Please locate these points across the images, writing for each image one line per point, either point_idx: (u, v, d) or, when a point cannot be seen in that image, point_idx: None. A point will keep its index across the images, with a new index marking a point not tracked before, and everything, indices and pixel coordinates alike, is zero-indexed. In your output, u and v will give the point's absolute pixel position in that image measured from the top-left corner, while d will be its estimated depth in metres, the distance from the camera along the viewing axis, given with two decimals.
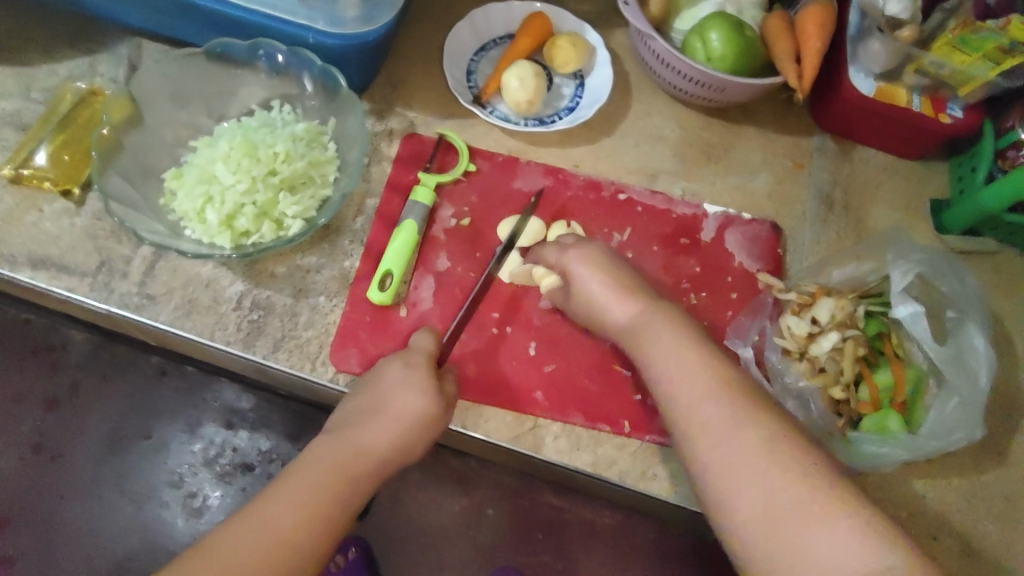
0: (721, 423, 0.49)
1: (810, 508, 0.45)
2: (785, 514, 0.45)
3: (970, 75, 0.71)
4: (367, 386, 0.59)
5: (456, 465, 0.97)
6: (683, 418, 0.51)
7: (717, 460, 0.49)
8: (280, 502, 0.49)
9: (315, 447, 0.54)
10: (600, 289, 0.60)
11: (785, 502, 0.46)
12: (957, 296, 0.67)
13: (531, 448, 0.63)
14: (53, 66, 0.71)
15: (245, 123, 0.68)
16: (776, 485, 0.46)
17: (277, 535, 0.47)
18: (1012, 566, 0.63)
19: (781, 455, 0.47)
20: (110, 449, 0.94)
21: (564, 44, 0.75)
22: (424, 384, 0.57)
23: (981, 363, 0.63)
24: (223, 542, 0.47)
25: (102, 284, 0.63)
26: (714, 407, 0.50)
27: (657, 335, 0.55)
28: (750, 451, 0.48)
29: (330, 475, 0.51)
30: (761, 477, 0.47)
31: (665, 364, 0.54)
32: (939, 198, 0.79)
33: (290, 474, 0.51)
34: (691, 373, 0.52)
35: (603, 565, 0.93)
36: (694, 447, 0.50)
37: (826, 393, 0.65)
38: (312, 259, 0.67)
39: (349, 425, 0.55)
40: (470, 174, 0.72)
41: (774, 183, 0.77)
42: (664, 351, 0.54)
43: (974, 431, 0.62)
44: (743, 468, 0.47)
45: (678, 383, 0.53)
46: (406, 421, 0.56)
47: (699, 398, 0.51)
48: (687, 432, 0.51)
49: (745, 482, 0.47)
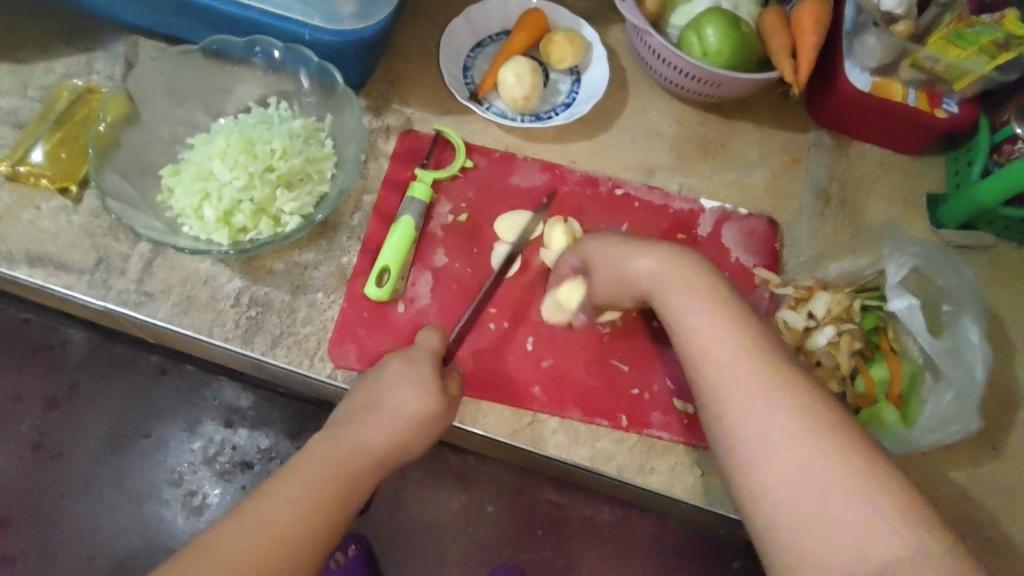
0: (753, 384, 0.47)
1: (845, 480, 0.42)
2: (817, 486, 0.42)
3: (965, 70, 0.71)
4: (367, 382, 0.59)
5: (456, 462, 0.97)
6: (711, 376, 0.49)
7: (747, 424, 0.46)
8: (280, 499, 0.48)
9: (314, 444, 0.53)
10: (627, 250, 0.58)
11: (818, 472, 0.43)
12: (952, 289, 0.67)
13: (529, 442, 0.63)
14: (50, 64, 0.71)
15: (242, 120, 0.68)
16: (809, 454, 0.43)
17: (277, 532, 0.46)
18: (1008, 557, 0.64)
19: (816, 423, 0.44)
20: (110, 447, 0.94)
21: (560, 40, 0.75)
22: (425, 380, 0.58)
23: (976, 355, 0.64)
24: (220, 540, 0.46)
25: (100, 281, 0.64)
26: (749, 365, 0.47)
27: (688, 290, 0.53)
28: (783, 416, 0.45)
29: (331, 472, 0.51)
30: (794, 443, 0.44)
31: (696, 319, 0.51)
32: (935, 192, 0.79)
33: (289, 471, 0.50)
34: (723, 329, 0.50)
35: (602, 561, 0.94)
36: (722, 408, 0.47)
37: (823, 386, 0.66)
38: (309, 256, 0.67)
39: (348, 422, 0.55)
40: (467, 171, 0.73)
41: (770, 178, 0.78)
42: (694, 306, 0.52)
43: (971, 423, 0.62)
44: (774, 433, 0.45)
45: (709, 338, 0.50)
46: (407, 419, 0.56)
47: (733, 355, 0.48)
48: (716, 391, 0.48)
49: (777, 448, 0.44)
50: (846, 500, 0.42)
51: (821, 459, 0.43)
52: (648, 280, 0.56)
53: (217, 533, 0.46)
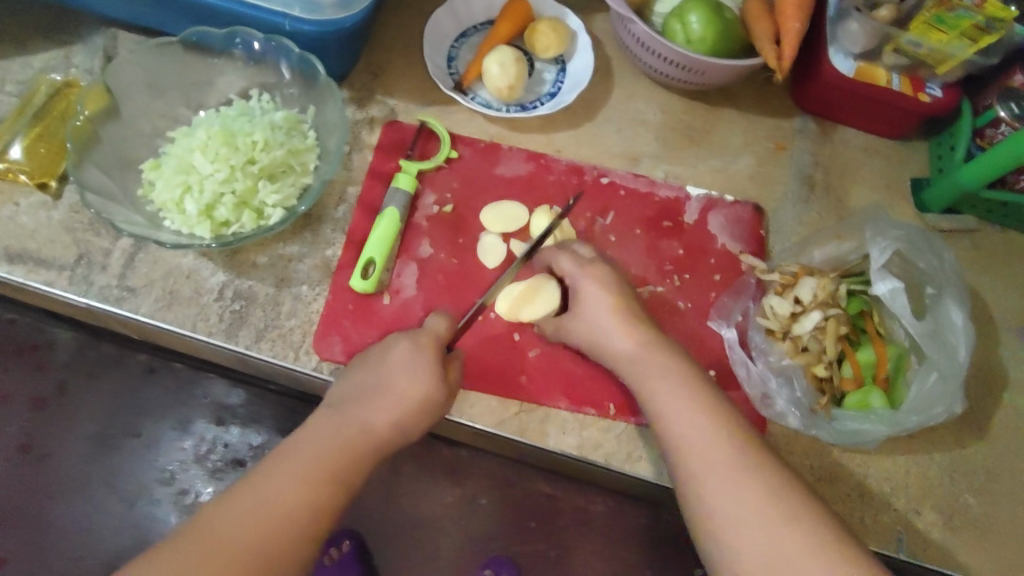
0: (725, 467, 0.51)
1: (809, 555, 0.46)
2: (784, 559, 0.47)
3: (947, 54, 0.72)
4: (372, 362, 0.59)
5: (447, 455, 0.96)
6: (685, 460, 0.52)
7: (724, 503, 0.49)
8: (281, 479, 0.49)
9: (316, 424, 0.54)
10: (609, 321, 0.61)
11: (790, 547, 0.47)
12: (934, 272, 0.68)
13: (516, 432, 0.63)
14: (28, 58, 0.71)
15: (223, 112, 0.67)
16: (776, 534, 0.47)
17: (276, 512, 0.48)
18: (992, 538, 0.65)
19: (784, 501, 0.49)
20: (100, 447, 0.94)
21: (544, 29, 0.75)
22: (429, 365, 0.58)
23: (959, 337, 0.64)
24: (219, 519, 0.47)
25: (81, 277, 0.63)
26: (721, 448, 0.52)
27: (665, 374, 0.57)
28: (753, 497, 0.49)
29: (331, 454, 0.51)
30: (764, 524, 0.48)
31: (673, 406, 0.55)
32: (920, 176, 0.79)
33: (291, 452, 0.51)
34: (696, 413, 0.54)
35: (594, 551, 0.94)
36: (696, 489, 0.51)
37: (809, 371, 0.66)
38: (294, 248, 0.66)
39: (353, 403, 0.56)
40: (452, 161, 0.72)
41: (756, 165, 0.78)
42: (670, 389, 0.56)
43: (953, 405, 0.63)
44: (746, 514, 0.49)
45: (683, 423, 0.54)
46: (409, 405, 0.56)
47: (706, 439, 0.52)
48: (690, 472, 0.52)
49: (746, 529, 0.48)
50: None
51: (788, 538, 0.47)
52: (625, 357, 0.60)
53: (218, 509, 0.48)
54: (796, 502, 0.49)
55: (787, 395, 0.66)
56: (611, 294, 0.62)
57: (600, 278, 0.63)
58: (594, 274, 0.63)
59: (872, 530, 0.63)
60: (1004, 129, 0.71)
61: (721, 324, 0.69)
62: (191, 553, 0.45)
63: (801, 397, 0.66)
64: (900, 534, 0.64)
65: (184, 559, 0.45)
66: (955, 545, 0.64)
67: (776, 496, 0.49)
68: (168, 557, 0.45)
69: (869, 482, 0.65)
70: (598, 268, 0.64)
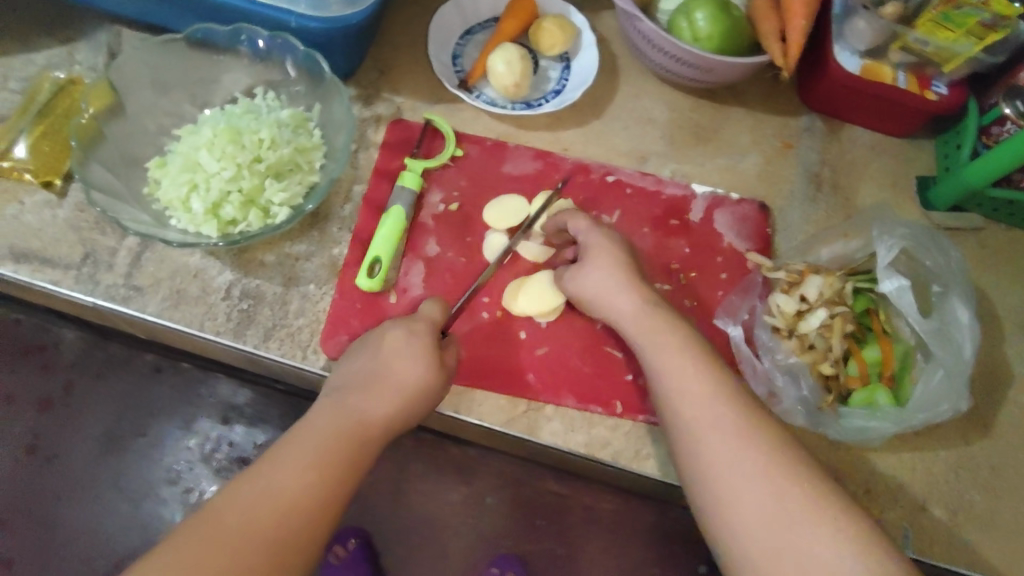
0: (728, 424, 0.51)
1: (817, 522, 0.46)
2: (785, 516, 0.47)
3: (954, 52, 0.71)
4: (371, 348, 0.58)
5: (456, 454, 0.96)
6: (685, 413, 0.52)
7: (724, 458, 0.49)
8: (288, 466, 0.48)
9: (316, 413, 0.53)
10: (616, 289, 0.60)
11: (791, 505, 0.47)
12: (941, 270, 0.68)
13: (525, 431, 0.63)
14: (30, 55, 0.70)
15: (228, 110, 0.66)
16: (774, 489, 0.48)
17: (284, 499, 0.47)
18: (999, 535, 0.65)
19: (785, 460, 0.49)
20: (106, 447, 0.93)
21: (550, 26, 0.75)
22: (428, 352, 0.57)
23: (965, 336, 0.64)
24: (228, 507, 0.46)
25: (88, 277, 0.63)
26: (726, 404, 0.52)
27: (668, 330, 0.57)
28: (755, 454, 0.49)
29: (337, 440, 0.51)
30: (763, 479, 0.48)
31: (672, 363, 0.55)
32: (926, 175, 0.80)
33: (295, 439, 0.50)
34: (697, 371, 0.54)
35: (603, 548, 0.95)
36: (697, 443, 0.51)
37: (815, 369, 0.66)
38: (301, 247, 0.66)
39: (353, 389, 0.55)
40: (458, 159, 0.72)
41: (763, 164, 0.78)
42: (675, 344, 0.56)
43: (959, 403, 0.63)
44: (745, 468, 0.49)
45: (688, 378, 0.54)
46: (409, 391, 0.55)
47: (710, 395, 0.52)
48: (693, 430, 0.52)
49: (745, 482, 0.48)
50: (815, 541, 0.46)
51: (788, 495, 0.47)
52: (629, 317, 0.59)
53: (225, 498, 0.46)
54: (798, 462, 0.49)
55: (794, 392, 0.66)
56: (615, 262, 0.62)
57: (605, 245, 0.63)
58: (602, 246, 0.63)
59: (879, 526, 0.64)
60: (1010, 127, 0.71)
61: (727, 323, 0.69)
62: (198, 544, 0.44)
63: (807, 395, 0.65)
64: (906, 530, 0.64)
65: (190, 550, 0.43)
66: (961, 541, 0.64)
67: (778, 454, 0.49)
68: (175, 548, 0.44)
69: (876, 477, 0.65)
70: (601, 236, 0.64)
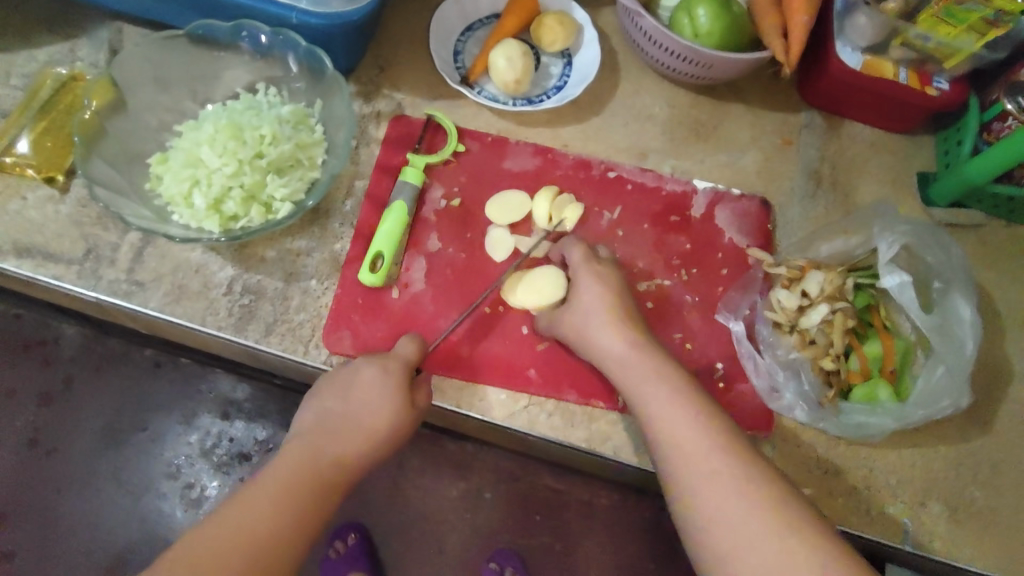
0: (726, 480, 0.50)
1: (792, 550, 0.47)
2: (763, 547, 0.47)
3: (956, 48, 0.71)
4: (339, 388, 0.58)
5: (454, 450, 0.97)
6: (684, 473, 0.52)
7: (706, 491, 0.51)
8: (255, 509, 0.49)
9: (289, 451, 0.54)
10: (614, 329, 0.60)
11: (767, 538, 0.48)
12: (941, 266, 0.68)
13: (525, 426, 0.63)
14: (32, 52, 0.70)
15: (230, 106, 0.67)
16: (778, 547, 0.47)
17: (254, 539, 0.48)
18: (997, 531, 0.65)
19: (783, 515, 0.48)
20: (107, 442, 0.94)
21: (551, 22, 0.75)
22: (396, 391, 0.57)
23: (967, 331, 0.64)
24: (198, 546, 0.47)
25: (90, 272, 0.63)
26: (721, 457, 0.52)
27: (659, 377, 0.57)
28: (752, 507, 0.49)
29: (304, 482, 0.52)
30: (766, 536, 0.48)
31: (651, 395, 0.56)
32: (926, 171, 0.80)
33: (262, 482, 0.51)
34: (677, 404, 0.55)
35: (599, 543, 0.95)
36: (696, 500, 0.51)
37: (816, 365, 0.66)
38: (302, 242, 0.66)
39: (320, 430, 0.55)
40: (459, 155, 0.72)
41: (762, 160, 0.78)
42: (664, 391, 0.56)
43: (960, 398, 0.63)
44: (747, 532, 0.48)
45: (682, 433, 0.53)
46: (375, 430, 0.56)
47: (705, 450, 0.52)
48: (673, 462, 0.53)
49: (752, 541, 0.48)
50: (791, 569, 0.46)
51: (789, 556, 0.47)
52: (613, 348, 0.60)
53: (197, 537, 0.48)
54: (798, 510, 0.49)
55: (794, 386, 0.66)
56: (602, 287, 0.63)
57: (603, 273, 0.64)
58: (593, 274, 0.64)
59: (878, 521, 0.64)
60: (1011, 123, 0.71)
61: (729, 318, 0.69)
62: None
63: (808, 390, 0.66)
64: (905, 525, 0.64)
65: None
66: (960, 537, 0.64)
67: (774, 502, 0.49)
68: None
69: (874, 473, 0.65)
70: (592, 274, 0.64)
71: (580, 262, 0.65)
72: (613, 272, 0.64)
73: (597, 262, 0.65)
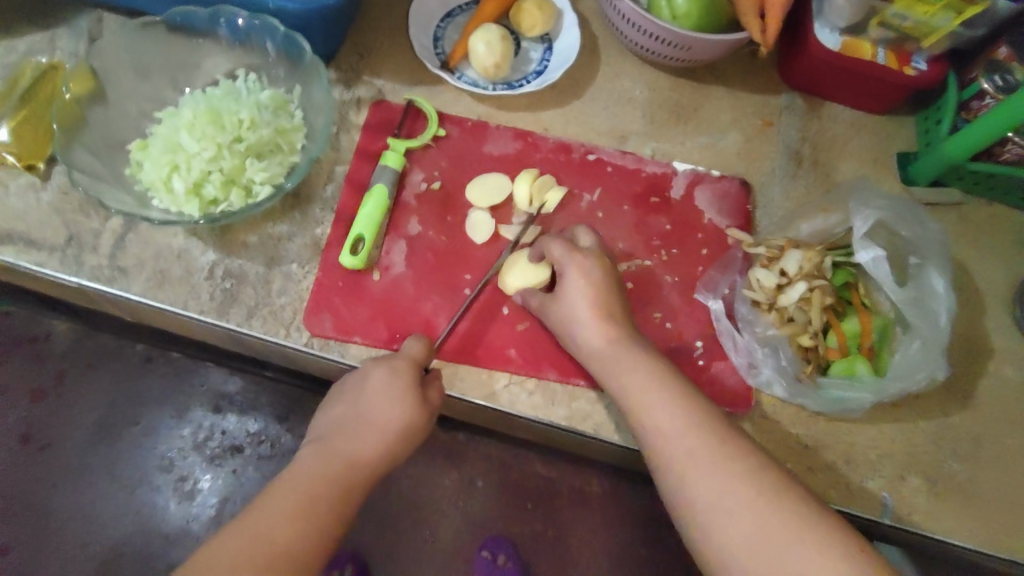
0: (706, 457, 0.51)
1: (796, 536, 0.47)
2: (765, 538, 0.48)
3: (934, 27, 0.72)
4: (350, 395, 0.59)
5: (445, 440, 0.98)
6: (659, 456, 0.53)
7: (703, 484, 0.50)
8: (281, 512, 0.50)
9: (304, 458, 0.55)
10: (584, 311, 0.61)
11: (768, 527, 0.48)
12: (918, 241, 0.68)
13: (507, 405, 0.64)
14: (12, 43, 0.70)
15: (209, 93, 0.67)
16: (762, 521, 0.48)
17: (272, 545, 0.48)
18: (979, 503, 0.66)
19: (784, 505, 0.49)
20: (100, 436, 0.95)
21: (530, 7, 0.75)
22: (406, 391, 0.58)
23: (940, 305, 0.65)
24: (219, 550, 0.47)
25: (72, 258, 0.63)
26: (696, 439, 0.52)
27: (631, 362, 0.58)
28: (736, 488, 0.50)
29: (321, 485, 0.53)
30: (748, 508, 0.49)
31: (637, 385, 0.56)
32: (906, 151, 0.80)
33: (282, 486, 0.52)
34: (665, 394, 0.55)
35: (591, 531, 0.96)
36: (679, 482, 0.51)
37: (794, 342, 0.66)
38: (283, 227, 0.67)
39: (335, 434, 0.57)
40: (440, 139, 0.73)
41: (742, 142, 0.78)
42: (636, 376, 0.57)
43: (936, 370, 0.63)
44: (750, 520, 0.48)
45: (662, 417, 0.54)
46: (390, 433, 0.57)
47: (688, 436, 0.53)
48: (665, 454, 0.53)
49: (736, 515, 0.49)
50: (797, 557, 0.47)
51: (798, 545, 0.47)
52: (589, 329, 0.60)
53: (222, 541, 0.48)
54: (774, 484, 0.50)
55: (772, 363, 0.66)
56: (586, 269, 0.62)
57: (590, 267, 0.62)
58: (579, 268, 0.62)
59: (857, 495, 0.65)
60: (989, 102, 0.72)
61: (708, 297, 0.70)
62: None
63: (785, 366, 0.66)
64: (885, 498, 0.65)
65: None
66: (941, 510, 0.65)
67: (753, 476, 0.50)
68: None
69: (855, 449, 0.66)
70: (565, 255, 0.63)
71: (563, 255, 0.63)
72: (601, 262, 0.63)
73: (582, 254, 0.63)
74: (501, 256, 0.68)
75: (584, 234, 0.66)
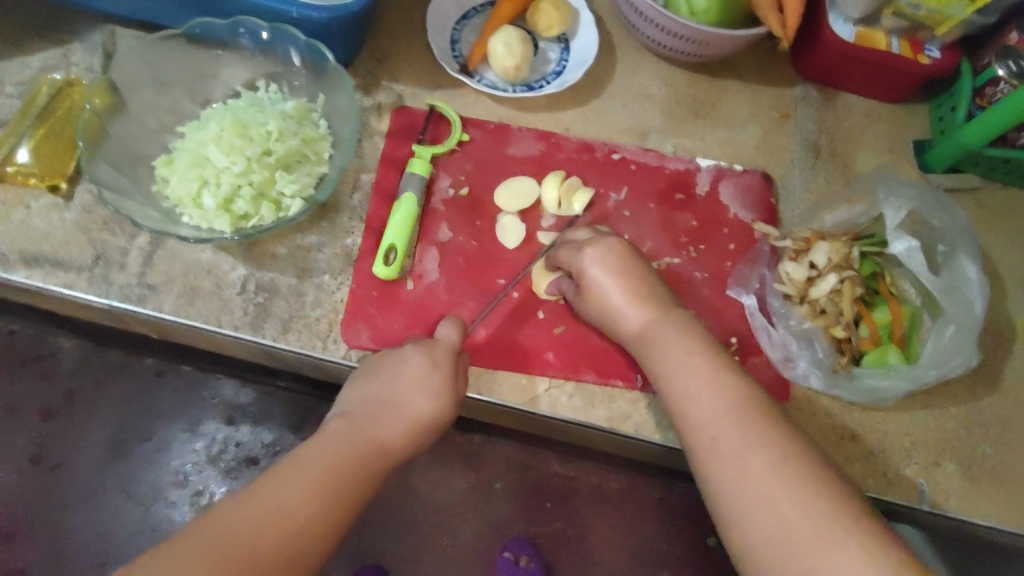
0: (743, 449, 0.50)
1: (829, 527, 0.46)
2: (796, 530, 0.46)
3: (947, 15, 0.72)
4: (384, 376, 0.59)
5: (462, 442, 0.96)
6: (700, 445, 0.52)
7: (739, 479, 0.49)
8: (298, 486, 0.49)
9: (330, 433, 0.55)
10: (622, 305, 0.60)
11: (800, 518, 0.47)
12: (947, 229, 0.69)
13: (546, 409, 0.64)
14: (26, 59, 0.69)
15: (233, 104, 0.66)
16: (790, 517, 0.47)
17: (292, 513, 0.48)
18: (1012, 484, 0.66)
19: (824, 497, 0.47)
20: (113, 454, 0.92)
21: (547, 6, 0.75)
22: (442, 383, 0.59)
23: (974, 290, 0.66)
24: (237, 513, 0.47)
25: (100, 278, 0.62)
26: (733, 428, 0.51)
27: (675, 344, 0.57)
28: (773, 480, 0.48)
29: (346, 461, 0.52)
30: (779, 497, 0.48)
31: (678, 371, 0.55)
32: (922, 138, 0.81)
33: (306, 457, 0.52)
34: (708, 384, 0.54)
35: (611, 527, 0.94)
36: (719, 476, 0.50)
37: (828, 333, 0.67)
38: (312, 238, 0.66)
39: (364, 415, 0.56)
40: (464, 144, 0.72)
41: (761, 135, 0.78)
42: (677, 365, 0.56)
43: (970, 357, 0.64)
44: (784, 510, 0.47)
45: (701, 405, 0.53)
46: (417, 421, 0.57)
47: (727, 423, 0.52)
48: (707, 445, 0.52)
49: (765, 508, 0.48)
50: (825, 549, 0.45)
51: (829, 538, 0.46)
52: (637, 332, 0.60)
53: (232, 506, 0.48)
54: (814, 473, 0.49)
55: (808, 355, 0.67)
56: (614, 262, 0.62)
57: (601, 255, 0.62)
58: (594, 262, 0.62)
59: (894, 483, 0.65)
60: (1003, 87, 0.72)
61: (740, 292, 0.70)
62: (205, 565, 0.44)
63: (822, 358, 0.67)
64: (922, 484, 0.65)
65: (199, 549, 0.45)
66: (976, 493, 0.66)
67: (792, 471, 0.49)
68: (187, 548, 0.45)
69: (890, 435, 0.67)
70: (607, 249, 0.63)
71: (574, 256, 0.64)
72: (613, 245, 0.63)
73: (589, 245, 0.63)
74: (536, 262, 0.68)
75: (581, 231, 0.67)
